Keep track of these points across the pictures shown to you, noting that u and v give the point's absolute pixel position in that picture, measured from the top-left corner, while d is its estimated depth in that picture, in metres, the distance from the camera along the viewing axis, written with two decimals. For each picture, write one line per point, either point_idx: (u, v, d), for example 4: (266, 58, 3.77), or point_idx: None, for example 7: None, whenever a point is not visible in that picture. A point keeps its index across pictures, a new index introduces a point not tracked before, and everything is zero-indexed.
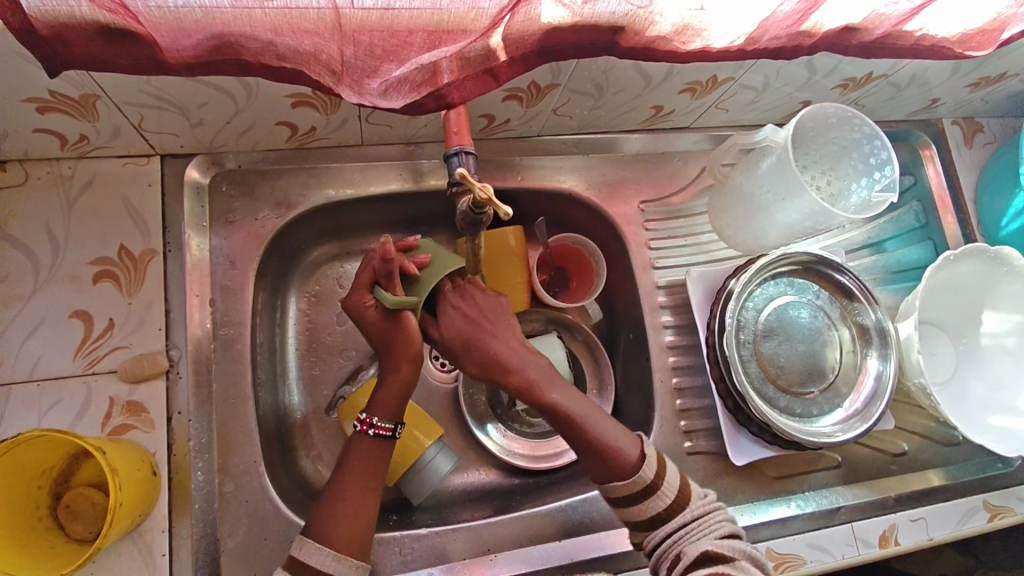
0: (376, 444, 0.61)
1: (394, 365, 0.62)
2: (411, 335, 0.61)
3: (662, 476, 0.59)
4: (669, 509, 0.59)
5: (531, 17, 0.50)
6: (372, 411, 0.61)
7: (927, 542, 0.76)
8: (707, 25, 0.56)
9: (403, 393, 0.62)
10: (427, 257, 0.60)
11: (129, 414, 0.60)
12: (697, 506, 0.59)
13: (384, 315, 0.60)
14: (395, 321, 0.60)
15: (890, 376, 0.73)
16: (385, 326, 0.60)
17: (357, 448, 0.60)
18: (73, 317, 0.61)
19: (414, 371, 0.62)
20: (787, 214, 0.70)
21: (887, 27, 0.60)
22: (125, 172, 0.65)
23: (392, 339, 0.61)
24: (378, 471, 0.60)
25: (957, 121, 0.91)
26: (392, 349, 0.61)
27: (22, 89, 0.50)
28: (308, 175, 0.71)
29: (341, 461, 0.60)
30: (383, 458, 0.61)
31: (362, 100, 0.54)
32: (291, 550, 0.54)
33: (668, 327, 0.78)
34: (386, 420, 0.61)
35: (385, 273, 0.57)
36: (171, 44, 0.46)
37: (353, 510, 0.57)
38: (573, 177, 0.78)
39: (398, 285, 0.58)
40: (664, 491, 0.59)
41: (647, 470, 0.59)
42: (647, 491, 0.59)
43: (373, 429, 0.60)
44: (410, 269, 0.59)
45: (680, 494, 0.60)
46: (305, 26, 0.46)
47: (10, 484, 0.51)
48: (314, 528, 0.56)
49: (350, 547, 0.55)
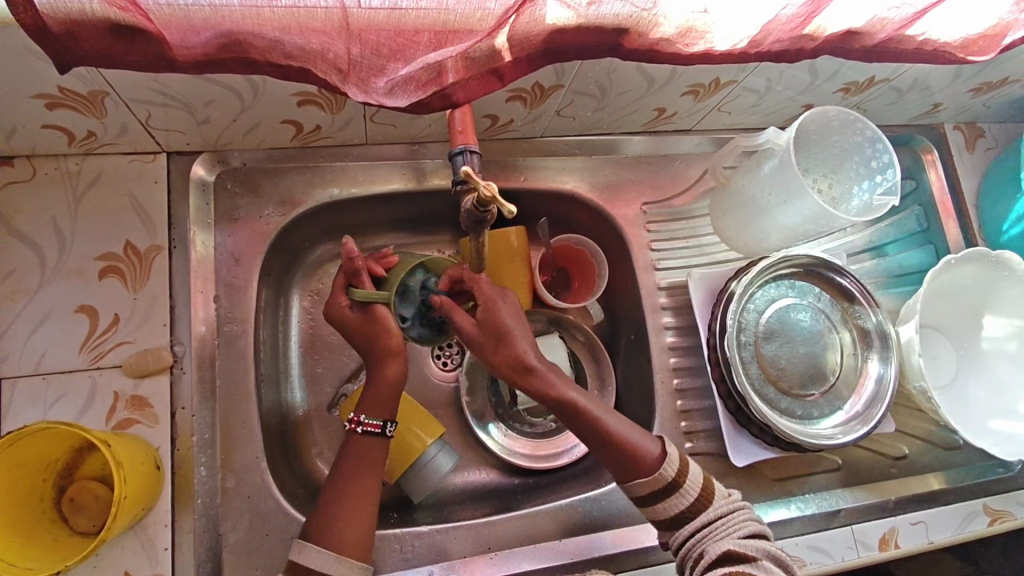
0: (372, 447, 0.60)
1: (379, 364, 0.62)
2: (388, 329, 0.62)
3: (684, 474, 0.60)
4: (695, 506, 0.59)
5: (536, 18, 0.51)
6: (361, 410, 0.62)
7: (928, 545, 0.76)
8: (711, 26, 0.56)
9: (394, 389, 0.63)
10: (394, 258, 0.63)
11: (133, 408, 0.60)
12: (721, 506, 0.59)
13: (362, 314, 0.62)
14: (373, 317, 0.61)
15: (890, 379, 0.73)
16: (365, 324, 0.62)
17: (350, 451, 0.60)
18: (78, 312, 0.61)
19: (401, 367, 0.63)
20: (788, 217, 0.70)
21: (889, 31, 0.61)
22: (131, 168, 0.65)
23: (373, 337, 0.62)
24: (370, 467, 0.60)
25: (959, 126, 0.91)
26: (375, 348, 0.62)
27: (30, 83, 0.51)
28: (311, 174, 0.71)
29: (335, 466, 0.60)
30: (376, 456, 0.61)
31: (368, 99, 0.54)
32: (290, 554, 0.54)
33: (669, 327, 0.78)
34: (374, 418, 0.61)
35: (352, 273, 0.60)
36: (181, 42, 0.46)
37: (353, 511, 0.57)
38: (576, 178, 0.79)
39: (366, 281, 0.60)
40: (687, 489, 0.59)
41: (668, 468, 0.60)
42: (671, 488, 0.59)
43: (361, 427, 0.61)
44: (376, 270, 0.62)
45: (704, 492, 0.60)
46: (313, 25, 0.47)
47: (15, 477, 0.52)
48: (313, 532, 0.56)
49: (352, 549, 0.56)
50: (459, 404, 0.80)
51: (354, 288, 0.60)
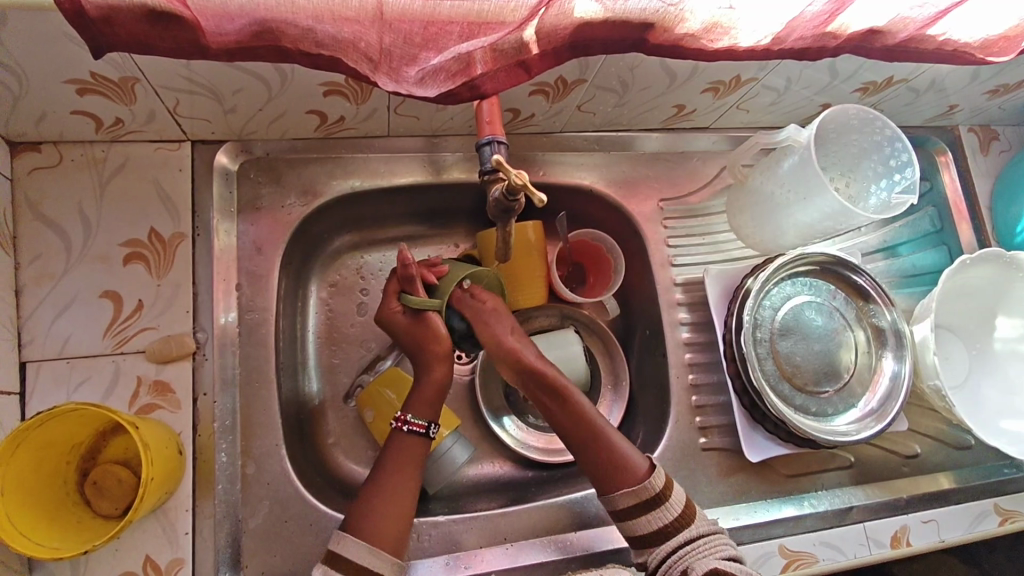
0: (412, 447, 0.63)
1: (427, 367, 0.66)
2: (438, 336, 0.66)
3: (671, 487, 0.62)
4: (676, 523, 0.60)
5: (565, 11, 0.51)
6: (407, 410, 0.65)
7: (939, 543, 0.76)
8: (736, 23, 0.56)
9: (438, 391, 0.66)
10: (445, 267, 0.68)
11: (155, 394, 0.61)
12: (701, 526, 0.60)
13: (413, 319, 0.66)
14: (422, 323, 0.66)
15: (905, 376, 0.74)
16: (415, 328, 0.66)
17: (392, 446, 0.63)
18: (103, 297, 0.62)
19: (447, 370, 0.67)
20: (806, 214, 0.71)
21: (911, 30, 0.61)
22: (156, 155, 0.65)
23: (422, 342, 0.66)
24: (408, 465, 0.62)
25: (974, 128, 0.92)
26: (424, 350, 0.66)
27: (63, 69, 0.51)
28: (333, 165, 0.72)
29: (378, 464, 0.62)
30: (417, 453, 0.63)
31: (399, 88, 0.55)
32: (330, 543, 0.56)
33: (685, 323, 0.78)
34: (420, 418, 0.64)
35: (407, 279, 0.65)
36: (215, 28, 0.47)
37: (391, 503, 0.59)
38: (593, 174, 0.79)
39: (419, 288, 0.66)
40: (671, 504, 0.61)
41: (655, 480, 0.62)
42: (657, 500, 0.61)
43: (407, 426, 0.63)
44: (429, 279, 0.67)
45: (686, 511, 0.61)
46: (347, 13, 0.48)
47: (43, 457, 0.52)
48: (352, 525, 0.57)
49: (387, 543, 0.57)
50: (474, 396, 0.81)
51: (407, 294, 0.66)
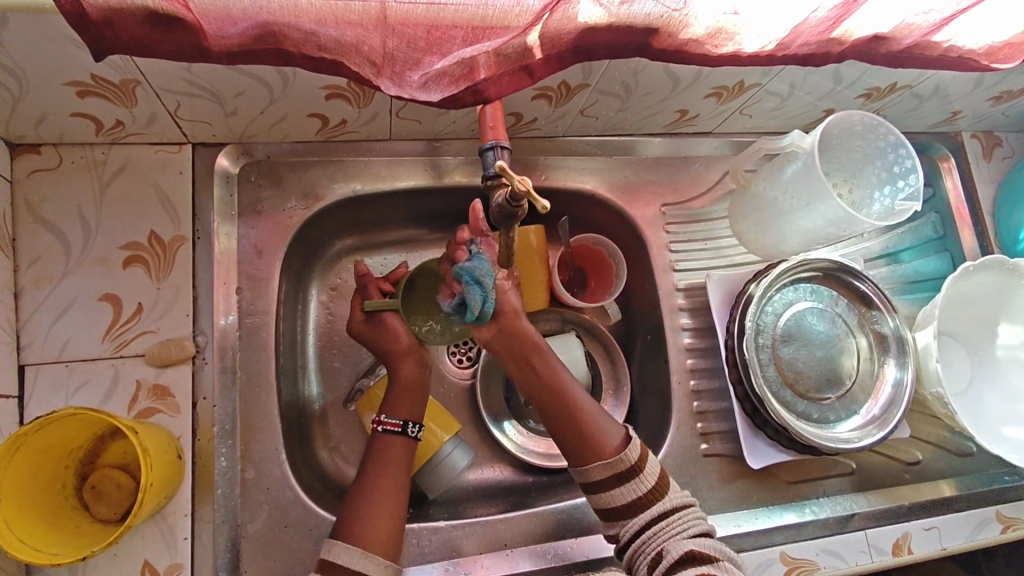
0: (394, 448, 0.64)
1: (394, 366, 0.68)
2: (396, 334, 0.68)
3: (645, 460, 0.61)
4: (650, 496, 0.59)
5: (569, 16, 0.51)
6: (383, 410, 0.66)
7: (940, 551, 0.76)
8: (740, 28, 0.56)
9: (413, 387, 0.68)
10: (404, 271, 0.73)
11: (154, 398, 0.61)
12: (675, 499, 0.60)
13: (374, 325, 0.69)
14: (381, 325, 0.69)
15: (907, 383, 0.74)
16: (377, 332, 0.69)
17: (374, 450, 0.64)
18: (102, 300, 0.61)
19: (414, 366, 0.69)
20: (809, 220, 0.71)
21: (917, 36, 0.61)
22: (156, 158, 0.65)
23: (384, 342, 0.69)
24: (393, 467, 0.62)
25: (977, 134, 0.91)
26: (388, 351, 0.68)
27: (64, 72, 0.51)
28: (334, 168, 0.71)
29: (361, 470, 0.63)
30: (399, 453, 0.64)
31: (402, 92, 0.55)
32: (320, 553, 0.56)
33: (686, 328, 0.78)
34: (394, 417, 0.65)
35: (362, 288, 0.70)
36: (217, 31, 0.46)
37: (381, 506, 0.59)
38: (595, 178, 0.79)
39: (375, 294, 0.70)
40: (645, 475, 0.60)
41: (629, 453, 0.61)
42: (631, 473, 0.60)
43: (382, 426, 0.64)
44: (385, 287, 0.71)
45: (659, 484, 0.60)
46: (350, 17, 0.47)
47: (40, 462, 0.52)
48: (342, 531, 0.57)
49: (378, 547, 0.56)
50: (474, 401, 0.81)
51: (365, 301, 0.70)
